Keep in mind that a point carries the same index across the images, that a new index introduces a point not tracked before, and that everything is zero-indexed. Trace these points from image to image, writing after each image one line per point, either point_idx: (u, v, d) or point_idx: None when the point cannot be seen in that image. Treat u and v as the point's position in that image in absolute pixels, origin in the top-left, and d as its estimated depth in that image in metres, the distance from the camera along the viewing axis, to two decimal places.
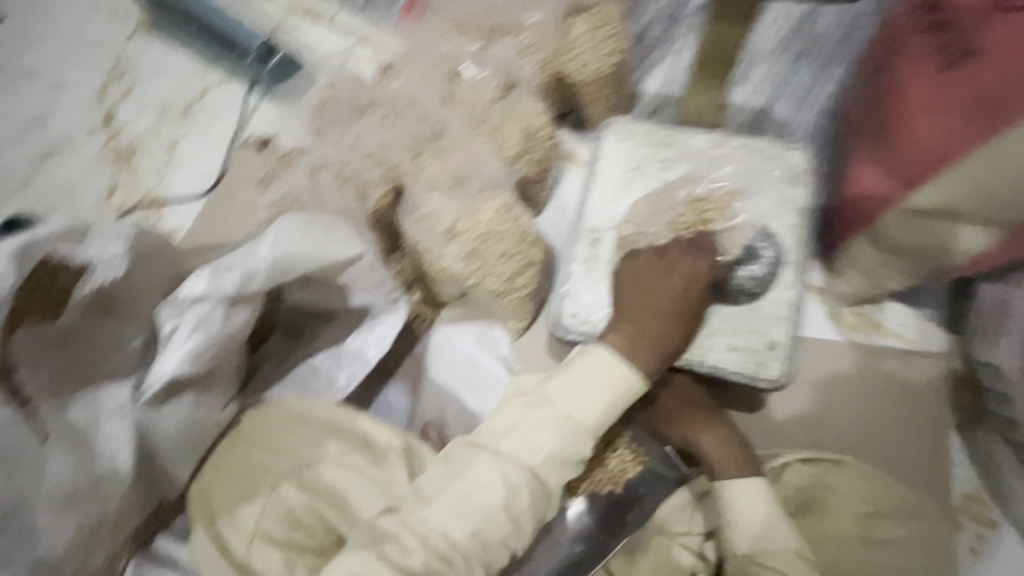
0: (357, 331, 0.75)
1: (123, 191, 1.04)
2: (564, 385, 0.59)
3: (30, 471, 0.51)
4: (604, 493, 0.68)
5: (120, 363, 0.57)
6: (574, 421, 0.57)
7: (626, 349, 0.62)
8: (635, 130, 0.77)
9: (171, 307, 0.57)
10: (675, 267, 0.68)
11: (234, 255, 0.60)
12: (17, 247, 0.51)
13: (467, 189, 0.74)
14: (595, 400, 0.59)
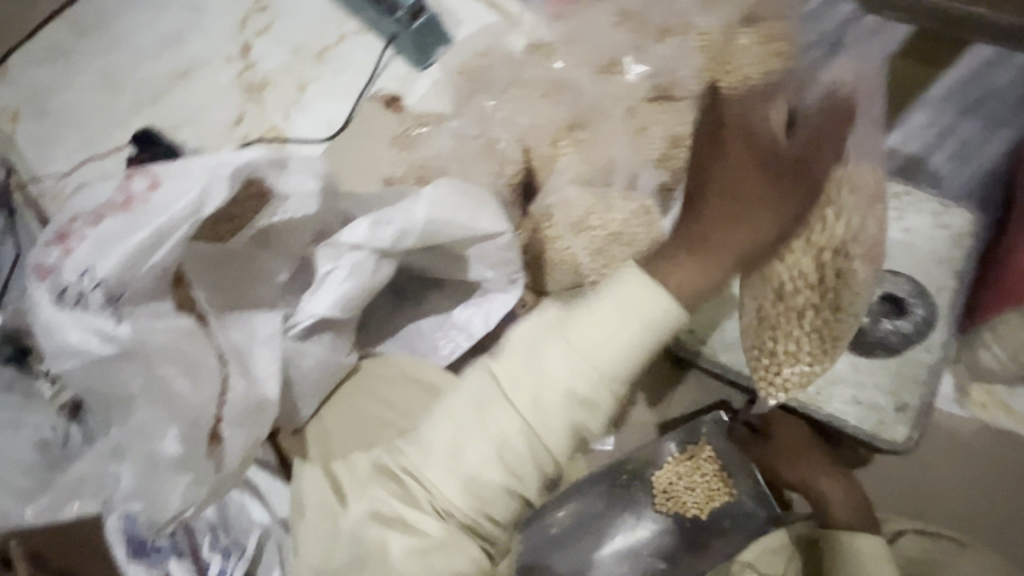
0: (466, 304, 0.75)
1: (249, 122, 1.06)
2: (621, 307, 0.48)
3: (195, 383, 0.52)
4: (688, 516, 0.68)
5: (267, 293, 0.60)
6: (592, 362, 0.47)
7: (699, 282, 0.51)
8: None
9: (330, 250, 0.61)
10: (753, 181, 0.53)
11: (392, 209, 0.62)
12: (228, 163, 0.52)
13: (604, 185, 0.73)
14: (637, 332, 0.48)
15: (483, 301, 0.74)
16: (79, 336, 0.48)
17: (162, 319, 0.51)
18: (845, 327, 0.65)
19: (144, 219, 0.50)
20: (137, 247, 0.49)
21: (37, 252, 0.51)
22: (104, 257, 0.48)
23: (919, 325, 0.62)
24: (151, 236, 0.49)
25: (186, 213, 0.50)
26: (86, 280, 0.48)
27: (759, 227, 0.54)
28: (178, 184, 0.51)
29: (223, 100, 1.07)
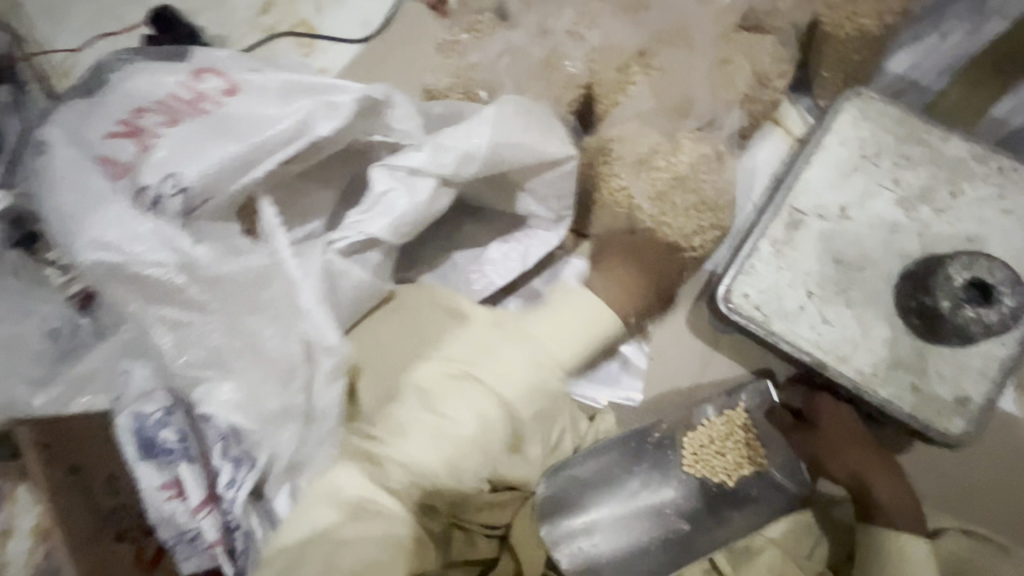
0: (502, 239, 0.71)
1: (276, 12, 0.95)
2: (574, 316, 0.60)
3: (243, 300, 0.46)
4: (712, 482, 0.65)
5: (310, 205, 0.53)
6: (549, 361, 0.56)
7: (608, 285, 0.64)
8: (882, 113, 0.66)
9: (387, 170, 0.49)
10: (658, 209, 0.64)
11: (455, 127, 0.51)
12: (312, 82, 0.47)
13: (675, 121, 0.65)
14: (588, 324, 0.60)
15: (523, 239, 0.70)
16: (144, 245, 0.43)
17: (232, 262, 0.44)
18: (922, 308, 0.58)
19: (216, 135, 0.44)
20: (223, 163, 0.44)
21: (96, 134, 0.45)
22: (190, 162, 0.43)
23: (1004, 318, 0.56)
24: (242, 155, 0.44)
25: (289, 133, 0.45)
26: (168, 184, 0.43)
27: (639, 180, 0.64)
28: (268, 107, 0.46)
29: None
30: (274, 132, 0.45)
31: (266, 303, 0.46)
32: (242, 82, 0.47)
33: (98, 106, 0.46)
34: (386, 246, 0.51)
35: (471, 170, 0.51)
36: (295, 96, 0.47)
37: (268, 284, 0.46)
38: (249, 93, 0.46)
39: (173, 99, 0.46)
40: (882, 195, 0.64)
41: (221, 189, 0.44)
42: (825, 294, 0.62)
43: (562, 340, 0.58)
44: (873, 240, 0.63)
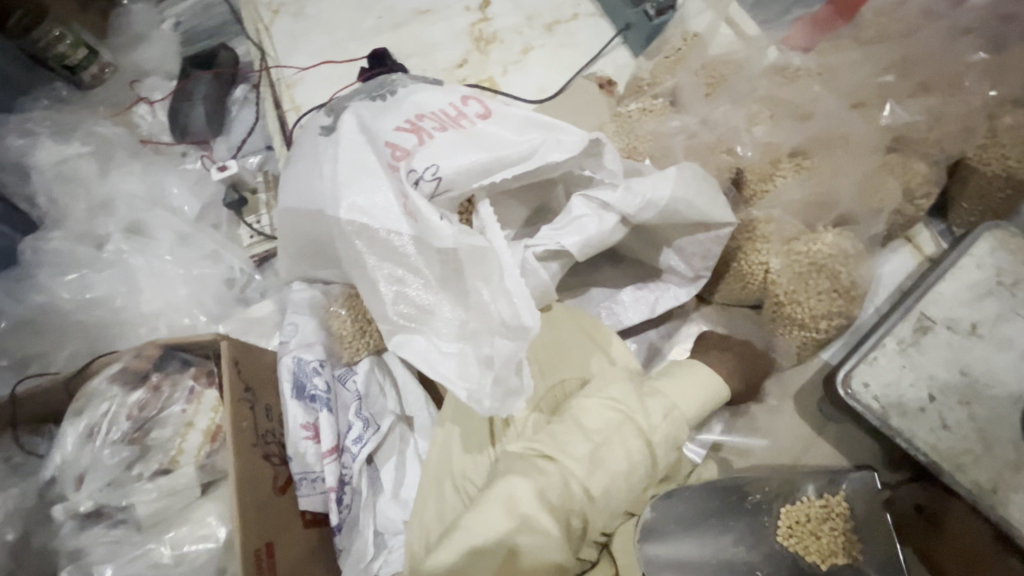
0: (637, 286, 0.79)
1: (469, 67, 1.14)
2: (681, 387, 0.61)
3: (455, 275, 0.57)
4: (805, 560, 0.65)
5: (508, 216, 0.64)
6: (675, 411, 0.57)
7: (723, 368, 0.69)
8: (1020, 247, 0.70)
9: (585, 200, 0.61)
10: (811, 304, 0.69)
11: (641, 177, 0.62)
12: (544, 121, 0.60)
13: (818, 214, 0.73)
14: (704, 398, 0.61)
15: (656, 290, 0.78)
16: (399, 215, 0.56)
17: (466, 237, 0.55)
18: None
19: (473, 145, 0.58)
20: (471, 166, 0.57)
21: (385, 127, 0.60)
22: (448, 159, 0.57)
23: None
24: (487, 163, 0.57)
25: (522, 155, 0.58)
26: (428, 172, 0.57)
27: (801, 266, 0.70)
28: (510, 133, 0.59)
29: (454, 41, 1.17)
30: (513, 152, 0.58)
31: (478, 275, 0.56)
32: (495, 109, 0.60)
33: (392, 108, 0.62)
34: (565, 259, 0.61)
35: (646, 214, 0.62)
36: (531, 129, 0.59)
37: (484, 260, 0.55)
38: (499, 117, 0.60)
39: (446, 112, 0.61)
40: (1013, 321, 0.67)
41: (463, 183, 0.58)
42: (947, 401, 0.65)
43: (686, 403, 0.59)
44: (1003, 361, 0.65)
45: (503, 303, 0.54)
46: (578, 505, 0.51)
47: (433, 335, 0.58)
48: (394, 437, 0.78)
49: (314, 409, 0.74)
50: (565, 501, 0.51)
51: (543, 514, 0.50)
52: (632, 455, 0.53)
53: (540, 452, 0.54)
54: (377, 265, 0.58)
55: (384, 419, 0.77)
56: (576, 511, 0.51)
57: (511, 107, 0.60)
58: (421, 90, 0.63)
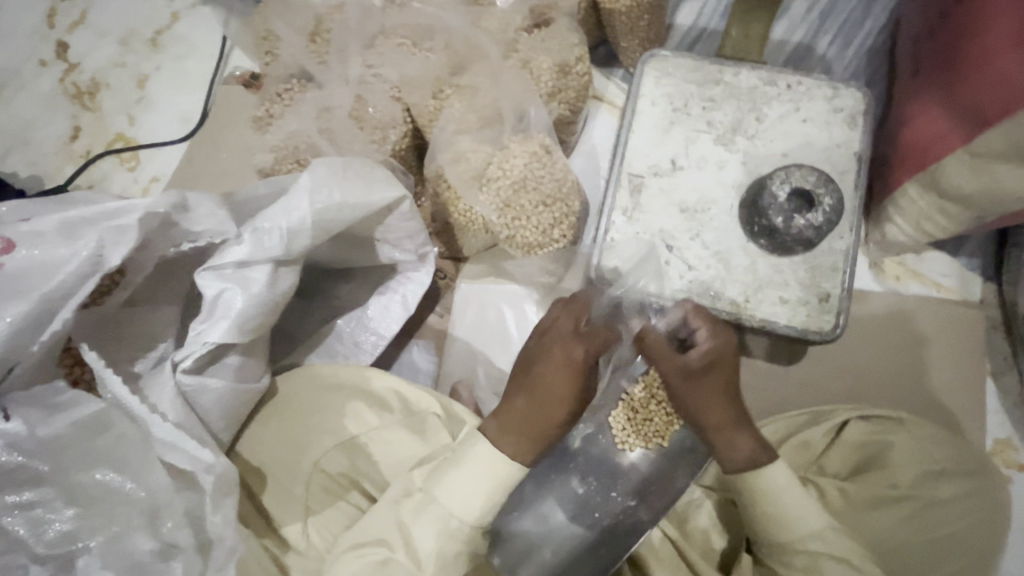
0: (379, 292, 0.70)
1: (89, 134, 0.90)
2: (461, 489, 0.49)
3: (75, 472, 0.42)
4: (653, 449, 0.60)
5: (154, 327, 0.51)
6: (455, 518, 0.48)
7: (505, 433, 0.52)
8: (680, 67, 0.71)
9: (213, 274, 0.47)
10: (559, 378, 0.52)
11: (270, 207, 0.49)
12: (75, 215, 0.43)
13: (498, 130, 0.67)
14: (494, 489, 0.49)
15: (398, 287, 0.69)
16: None
17: (64, 413, 0.42)
18: (764, 230, 0.62)
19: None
20: (15, 325, 0.40)
21: None
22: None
23: (830, 215, 0.60)
24: (38, 310, 0.41)
25: (84, 273, 0.42)
26: None
27: (539, 222, 0.66)
28: (51, 250, 0.42)
29: (50, 113, 0.90)
30: (66, 276, 0.42)
31: (107, 452, 0.42)
32: (14, 232, 0.42)
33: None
34: (242, 345, 0.49)
35: (300, 243, 0.50)
36: (78, 230, 0.43)
37: (106, 430, 0.42)
38: (27, 241, 0.42)
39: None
40: (700, 140, 0.69)
41: (25, 350, 0.41)
42: (682, 243, 0.66)
43: (467, 508, 0.48)
44: (708, 180, 0.67)
45: (174, 456, 0.42)
46: None
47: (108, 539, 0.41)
48: None
49: None
50: None
51: None
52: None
53: None
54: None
55: None
56: None
57: (35, 220, 0.43)
58: None
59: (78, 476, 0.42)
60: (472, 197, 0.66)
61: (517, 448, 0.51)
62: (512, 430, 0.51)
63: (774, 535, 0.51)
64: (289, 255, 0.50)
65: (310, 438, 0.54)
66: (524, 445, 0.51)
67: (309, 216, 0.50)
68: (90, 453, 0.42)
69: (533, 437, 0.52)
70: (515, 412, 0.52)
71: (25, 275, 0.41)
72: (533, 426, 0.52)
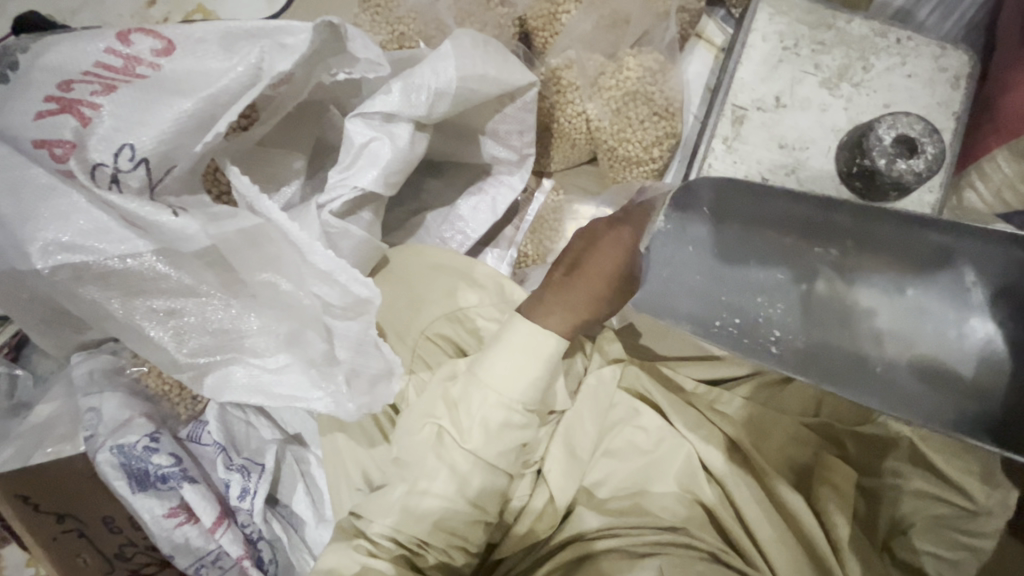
0: (470, 192, 0.70)
1: None
2: (504, 367, 0.50)
3: (224, 286, 0.43)
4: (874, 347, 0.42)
5: (284, 176, 0.50)
6: (499, 397, 0.49)
7: (541, 308, 0.53)
8: (794, 8, 0.71)
9: (363, 121, 0.47)
10: (611, 253, 0.54)
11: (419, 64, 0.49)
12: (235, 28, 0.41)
13: (613, 40, 0.66)
14: (538, 373, 0.50)
15: (490, 188, 0.69)
16: (121, 235, 0.38)
17: (225, 221, 0.40)
18: (863, 173, 0.64)
19: (163, 96, 0.40)
20: (180, 124, 0.39)
21: None
22: (140, 128, 0.39)
23: (932, 162, 0.61)
24: (200, 112, 0.40)
25: (246, 83, 0.41)
26: (125, 158, 0.38)
27: (646, 138, 0.67)
28: (215, 60, 0.41)
29: None
30: (230, 83, 0.40)
31: (263, 263, 0.42)
32: (174, 33, 0.41)
33: (13, 91, 0.39)
34: (375, 202, 0.50)
35: (440, 107, 0.50)
36: (241, 44, 0.41)
37: (263, 244, 0.41)
38: (189, 46, 0.41)
39: (101, 64, 0.40)
40: (806, 81, 0.69)
41: (187, 152, 0.41)
42: (777, 178, 0.68)
43: (508, 384, 0.50)
44: (809, 121, 0.69)
45: (325, 286, 0.41)
46: (474, 506, 0.49)
47: (248, 357, 0.45)
48: (288, 464, 0.67)
49: (176, 490, 0.61)
50: (451, 510, 0.49)
51: (430, 529, 0.49)
52: (490, 436, 0.49)
53: (398, 463, 0.50)
54: (145, 312, 0.42)
55: (267, 455, 0.65)
56: (456, 513, 0.49)
57: (198, 26, 0.41)
58: (54, 42, 0.40)
59: (222, 288, 0.43)
60: (580, 104, 0.66)
61: (550, 319, 0.52)
62: (549, 307, 0.53)
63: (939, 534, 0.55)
64: (429, 118, 0.50)
65: (416, 307, 0.56)
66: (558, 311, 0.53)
67: (450, 83, 0.50)
68: (246, 260, 0.42)
69: (564, 305, 0.52)
70: (553, 287, 0.54)
71: (186, 79, 0.40)
72: (564, 294, 0.53)
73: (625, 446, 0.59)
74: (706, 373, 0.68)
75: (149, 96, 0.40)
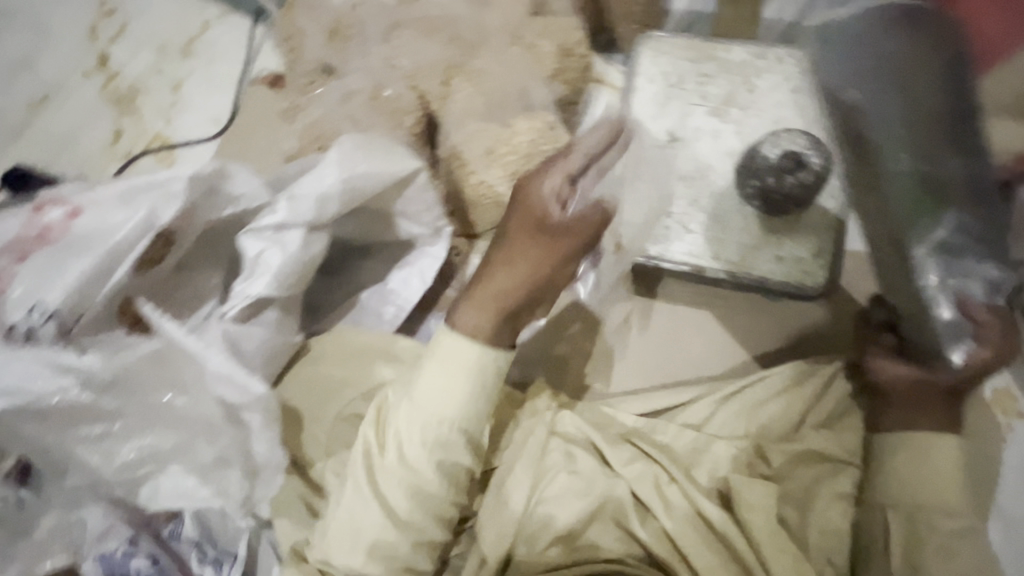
0: (400, 266, 0.75)
1: (129, 137, 0.97)
2: (429, 389, 0.52)
3: (142, 407, 0.48)
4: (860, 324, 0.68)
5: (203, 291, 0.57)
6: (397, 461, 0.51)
7: (472, 311, 0.55)
8: (674, 47, 0.76)
9: (254, 237, 0.53)
10: (530, 245, 0.56)
11: (303, 177, 0.56)
12: (128, 187, 0.49)
13: (504, 110, 0.72)
14: (434, 425, 0.52)
15: (416, 260, 0.74)
16: (43, 380, 0.43)
17: (123, 347, 0.46)
18: (758, 192, 0.66)
19: (70, 255, 0.47)
20: (84, 277, 0.47)
21: None
22: (50, 287, 0.46)
23: (819, 175, 0.62)
24: (100, 264, 0.47)
25: (137, 233, 0.48)
26: (36, 314, 0.46)
27: None
28: (112, 216, 0.48)
29: (95, 119, 0.98)
30: (124, 234, 0.48)
31: (163, 383, 0.48)
32: (79, 201, 0.49)
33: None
34: (279, 301, 0.55)
35: (330, 209, 0.56)
36: (134, 198, 0.49)
37: (164, 363, 0.47)
38: (92, 209, 0.49)
39: (22, 236, 0.48)
40: (694, 113, 0.73)
41: (91, 301, 0.47)
42: (681, 209, 0.70)
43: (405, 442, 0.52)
44: (702, 150, 0.71)
45: (223, 390, 0.47)
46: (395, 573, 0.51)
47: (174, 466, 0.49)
48: (262, 550, 0.70)
49: None
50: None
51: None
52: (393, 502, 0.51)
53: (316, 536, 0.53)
54: (68, 445, 0.47)
55: (238, 545, 0.69)
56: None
57: (101, 190, 0.50)
58: None
59: (138, 410, 0.48)
60: (477, 172, 0.71)
61: (480, 318, 0.54)
62: (478, 306, 0.55)
63: (907, 495, 0.55)
64: (321, 220, 0.55)
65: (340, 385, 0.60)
66: (480, 312, 0.54)
67: (347, 175, 0.56)
68: (148, 383, 0.47)
69: (495, 308, 0.55)
70: (479, 285, 0.56)
71: (90, 237, 0.48)
72: (494, 290, 0.55)
73: (560, 494, 0.60)
74: (645, 407, 0.69)
75: (61, 257, 0.48)
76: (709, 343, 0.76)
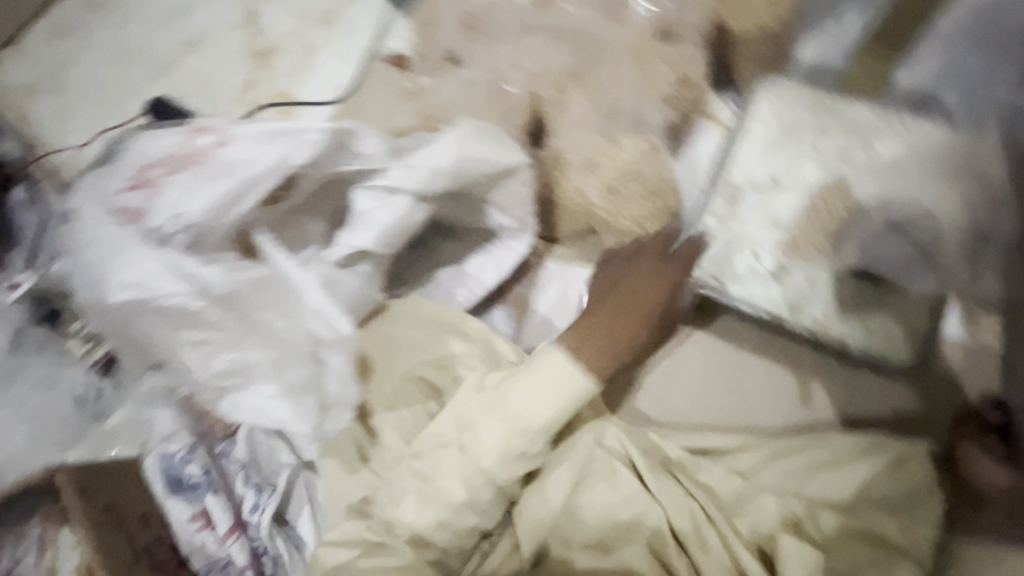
0: (479, 252, 0.77)
1: (259, 89, 1.05)
2: (534, 398, 0.57)
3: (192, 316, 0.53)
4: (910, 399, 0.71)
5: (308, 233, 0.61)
6: None
7: (575, 345, 0.60)
8: (797, 97, 0.74)
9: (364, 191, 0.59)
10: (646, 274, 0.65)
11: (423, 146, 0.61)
12: (284, 127, 0.55)
13: (614, 124, 0.73)
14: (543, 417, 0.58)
15: (497, 250, 0.76)
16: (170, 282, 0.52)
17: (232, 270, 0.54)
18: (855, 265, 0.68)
19: (212, 177, 0.55)
20: (220, 199, 0.55)
21: (111, 187, 0.55)
22: (192, 202, 0.54)
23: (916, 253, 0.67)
24: (233, 190, 0.55)
25: (273, 172, 0.56)
26: (175, 220, 0.54)
27: (638, 217, 0.72)
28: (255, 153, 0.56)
29: (232, 68, 1.07)
30: (258, 168, 0.55)
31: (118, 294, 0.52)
32: (224, 131, 0.56)
33: (111, 169, 0.56)
34: (374, 257, 0.59)
35: (439, 184, 0.60)
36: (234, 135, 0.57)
37: (268, 288, 0.54)
38: (239, 140, 0.56)
39: (173, 153, 0.56)
40: (803, 164, 0.72)
41: (221, 221, 0.55)
42: (769, 255, 0.70)
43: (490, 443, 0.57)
44: (801, 200, 0.70)
45: (318, 320, 0.54)
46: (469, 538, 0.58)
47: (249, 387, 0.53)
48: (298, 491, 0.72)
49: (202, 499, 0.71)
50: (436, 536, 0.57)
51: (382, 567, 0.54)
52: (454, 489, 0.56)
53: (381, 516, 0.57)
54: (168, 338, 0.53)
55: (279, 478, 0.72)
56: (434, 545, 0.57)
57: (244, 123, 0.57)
58: (142, 137, 0.57)
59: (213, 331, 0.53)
60: (570, 178, 0.73)
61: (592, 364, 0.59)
62: (590, 346, 0.60)
63: None
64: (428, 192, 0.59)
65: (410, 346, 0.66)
66: (617, 348, 0.61)
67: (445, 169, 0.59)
68: (252, 300, 0.54)
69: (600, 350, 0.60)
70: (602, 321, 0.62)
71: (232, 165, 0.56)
72: (611, 331, 0.61)
73: (595, 506, 0.61)
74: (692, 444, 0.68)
75: (207, 177, 0.55)
76: (765, 399, 0.75)
